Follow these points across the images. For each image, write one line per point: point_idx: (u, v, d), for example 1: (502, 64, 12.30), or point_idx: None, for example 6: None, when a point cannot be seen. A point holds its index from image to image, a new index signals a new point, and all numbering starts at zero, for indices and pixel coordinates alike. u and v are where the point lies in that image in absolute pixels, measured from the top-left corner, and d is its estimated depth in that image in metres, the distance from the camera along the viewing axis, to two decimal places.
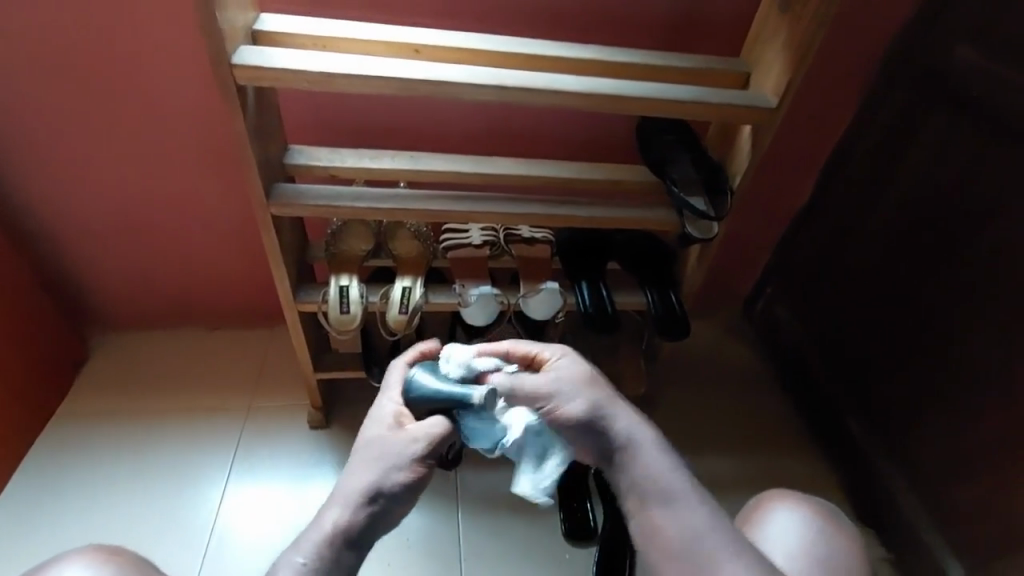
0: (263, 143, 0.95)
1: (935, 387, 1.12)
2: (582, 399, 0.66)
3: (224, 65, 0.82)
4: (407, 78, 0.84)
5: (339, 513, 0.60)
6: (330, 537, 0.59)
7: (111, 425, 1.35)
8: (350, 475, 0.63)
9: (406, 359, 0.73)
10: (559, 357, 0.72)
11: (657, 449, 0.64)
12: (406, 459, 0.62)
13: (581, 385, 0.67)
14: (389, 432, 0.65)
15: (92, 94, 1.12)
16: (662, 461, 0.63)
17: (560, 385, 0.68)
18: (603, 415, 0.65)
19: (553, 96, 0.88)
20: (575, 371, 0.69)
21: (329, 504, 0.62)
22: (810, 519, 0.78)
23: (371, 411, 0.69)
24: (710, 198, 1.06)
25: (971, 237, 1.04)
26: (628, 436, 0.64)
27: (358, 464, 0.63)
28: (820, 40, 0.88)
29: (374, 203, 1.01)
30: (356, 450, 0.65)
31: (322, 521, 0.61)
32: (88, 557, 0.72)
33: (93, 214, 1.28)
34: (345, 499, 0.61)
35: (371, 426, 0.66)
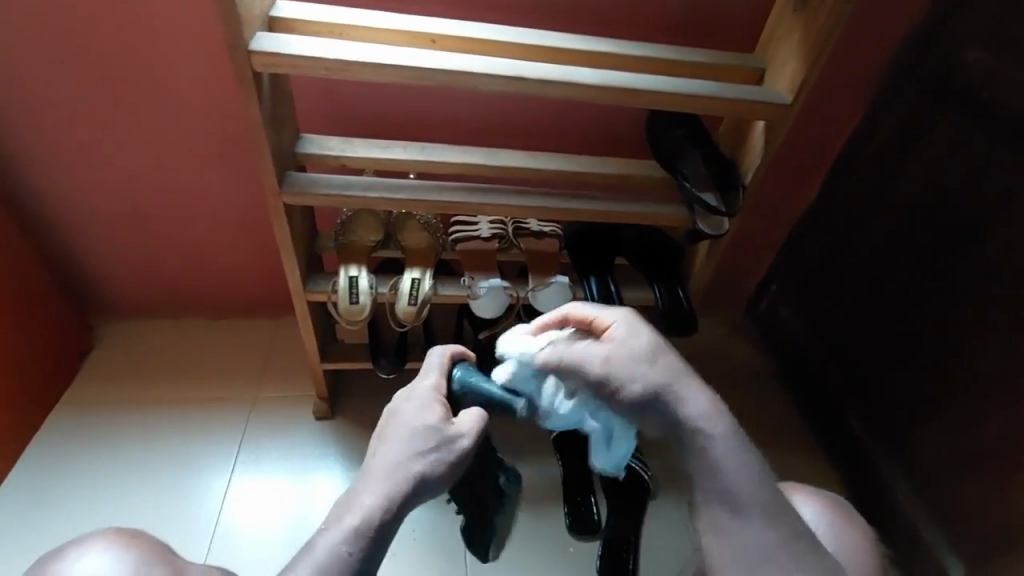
0: (276, 131, 0.95)
1: (939, 387, 1.12)
2: (651, 378, 0.61)
3: (240, 51, 0.82)
4: (424, 68, 0.84)
5: (377, 502, 0.59)
6: (365, 524, 0.58)
7: (115, 413, 1.34)
8: (386, 459, 0.61)
9: (446, 352, 0.72)
10: (620, 322, 0.65)
11: (725, 421, 0.61)
12: (448, 453, 0.61)
13: (648, 358, 0.62)
14: (432, 420, 0.63)
15: (102, 79, 1.12)
16: (729, 447, 0.60)
17: (622, 353, 0.62)
18: (667, 394, 0.60)
19: (569, 89, 0.88)
20: (643, 344, 0.62)
21: (364, 486, 0.61)
22: (819, 512, 0.79)
23: (406, 393, 0.67)
24: (721, 195, 1.06)
25: (979, 237, 1.05)
26: (693, 411, 0.60)
27: (397, 448, 0.61)
28: (836, 37, 0.88)
29: (386, 193, 1.01)
30: (391, 432, 0.63)
31: (357, 505, 0.59)
32: (108, 540, 0.71)
33: (101, 201, 1.28)
34: (381, 485, 0.60)
35: (410, 408, 0.64)
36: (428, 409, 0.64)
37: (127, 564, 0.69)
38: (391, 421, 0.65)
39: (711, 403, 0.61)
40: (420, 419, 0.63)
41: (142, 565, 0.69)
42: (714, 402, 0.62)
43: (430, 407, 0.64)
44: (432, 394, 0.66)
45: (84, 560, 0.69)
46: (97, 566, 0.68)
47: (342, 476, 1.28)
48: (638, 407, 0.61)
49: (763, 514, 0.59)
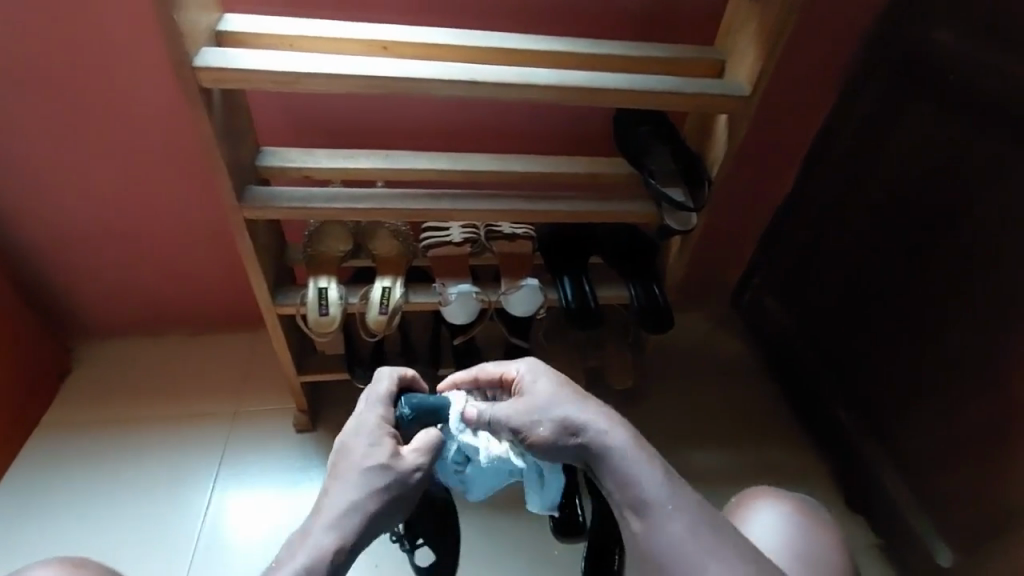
0: (232, 145, 0.94)
1: (922, 376, 1.12)
2: (554, 419, 0.68)
3: (187, 67, 0.81)
4: (374, 76, 0.83)
5: (331, 539, 0.61)
6: (318, 561, 0.59)
7: (95, 434, 1.34)
8: (338, 495, 0.63)
9: (393, 375, 0.73)
10: (526, 376, 0.73)
11: (626, 441, 0.66)
12: (401, 483, 0.64)
13: (551, 400, 0.70)
14: (383, 454, 0.65)
15: (61, 100, 1.10)
16: (638, 464, 0.65)
17: (527, 403, 0.70)
18: (568, 430, 0.67)
19: (523, 90, 0.87)
20: (545, 392, 0.71)
21: (317, 522, 0.62)
22: (791, 516, 0.78)
23: (354, 424, 0.68)
24: (688, 189, 1.05)
25: (953, 223, 1.04)
26: (593, 436, 0.66)
27: (348, 485, 0.63)
28: (791, 25, 0.87)
29: (348, 203, 1.00)
30: (342, 470, 0.64)
31: (310, 544, 0.60)
32: (48, 573, 0.70)
33: (69, 222, 1.27)
34: (336, 522, 0.61)
35: (359, 443, 0.66)
36: (377, 443, 0.66)
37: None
38: (342, 455, 0.66)
39: (610, 427, 0.67)
40: (371, 453, 0.65)
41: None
42: (615, 423, 0.68)
43: (380, 440, 0.66)
44: (381, 426, 0.68)
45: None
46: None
47: None
48: (548, 444, 0.68)
49: (686, 521, 0.62)
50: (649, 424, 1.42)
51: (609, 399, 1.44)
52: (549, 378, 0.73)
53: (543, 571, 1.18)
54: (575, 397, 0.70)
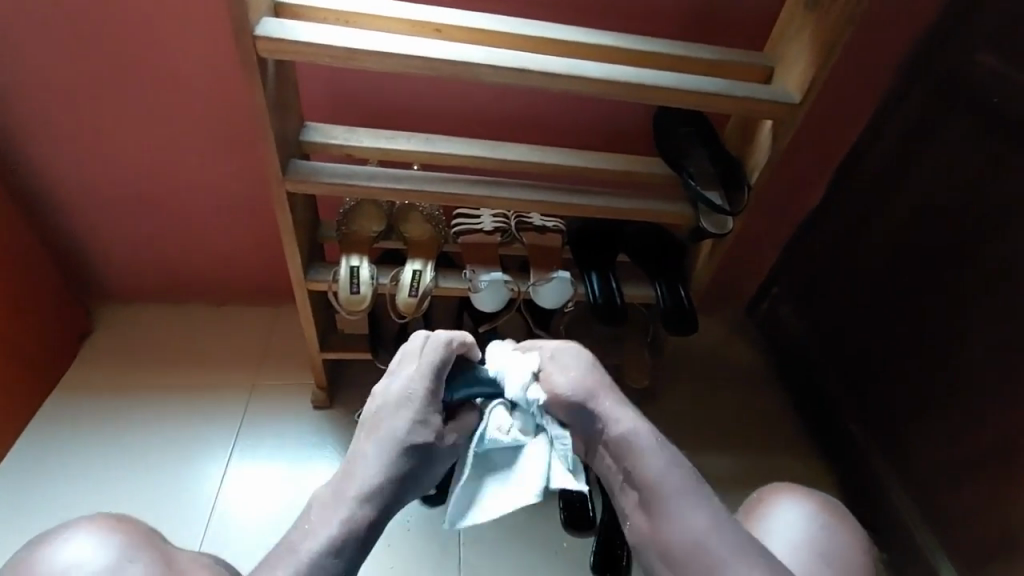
0: (280, 117, 0.94)
1: (936, 393, 1.12)
2: (585, 397, 0.74)
3: (245, 36, 0.81)
4: (429, 57, 0.83)
5: (368, 505, 0.67)
6: (356, 521, 0.66)
7: (114, 395, 1.35)
8: (379, 463, 0.69)
9: (447, 345, 0.74)
10: (559, 355, 0.77)
11: (648, 433, 0.72)
12: (436, 457, 0.72)
13: (583, 380, 0.75)
14: (423, 428, 0.70)
15: (108, 62, 1.11)
16: (650, 453, 0.71)
17: (556, 375, 0.76)
18: (591, 408, 0.74)
19: (574, 82, 0.87)
20: (580, 361, 0.77)
21: (354, 482, 0.68)
22: (814, 516, 0.78)
23: (399, 391, 0.72)
24: (725, 193, 1.05)
25: (982, 244, 1.04)
26: (617, 419, 0.73)
27: (386, 453, 0.69)
28: (847, 36, 0.87)
29: (388, 183, 1.00)
30: (386, 438, 0.70)
31: (347, 505, 0.67)
32: (96, 524, 0.71)
33: (104, 185, 1.28)
34: (372, 489, 0.68)
35: (401, 413, 0.71)
36: (421, 419, 0.71)
37: (115, 549, 0.69)
38: (381, 420, 0.71)
39: (636, 418, 0.74)
40: (414, 426, 0.70)
41: (130, 548, 0.69)
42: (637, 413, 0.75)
43: (426, 418, 0.71)
44: (426, 399, 0.72)
45: (70, 545, 0.69)
46: (84, 551, 0.68)
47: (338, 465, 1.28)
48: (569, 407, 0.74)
49: (692, 507, 0.68)
50: (662, 425, 1.42)
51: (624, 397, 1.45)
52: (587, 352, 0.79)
53: (552, 561, 1.19)
54: (602, 383, 0.76)
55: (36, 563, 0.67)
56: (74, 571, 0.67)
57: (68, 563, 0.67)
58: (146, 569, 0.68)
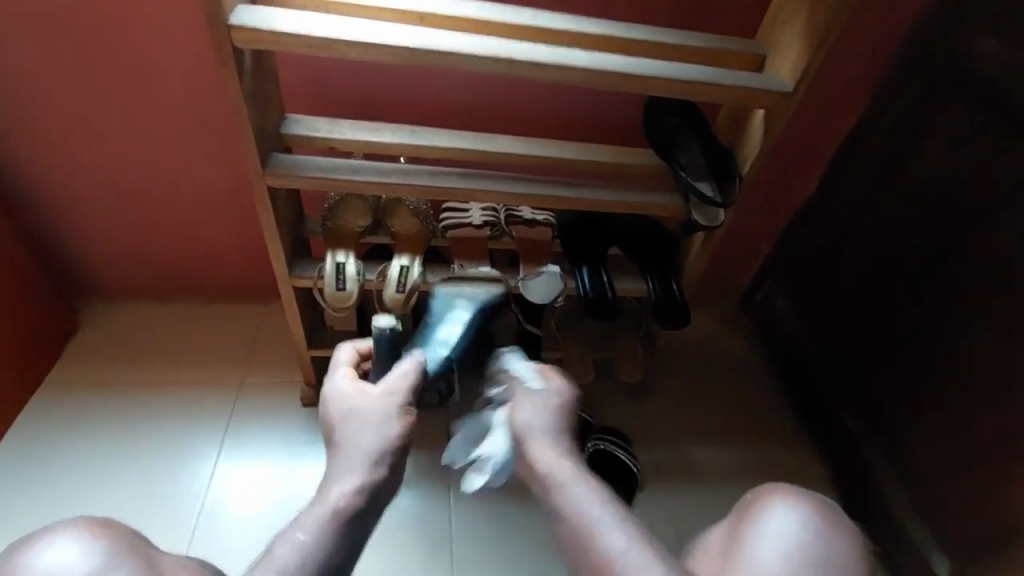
0: (259, 109, 0.92)
1: (932, 384, 1.11)
2: (515, 401, 0.80)
3: (220, 25, 0.78)
4: (411, 46, 0.81)
5: (342, 487, 0.67)
6: (335, 510, 0.66)
7: (99, 396, 1.33)
8: (340, 452, 0.71)
9: (351, 345, 0.84)
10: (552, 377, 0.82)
11: (568, 473, 0.72)
12: (389, 418, 0.73)
13: (531, 416, 0.78)
14: (362, 399, 0.74)
15: (83, 54, 1.08)
16: (579, 499, 0.69)
17: (520, 402, 0.80)
18: (524, 448, 0.75)
19: (561, 71, 0.85)
20: (528, 411, 0.78)
21: (329, 484, 0.68)
22: (817, 529, 0.76)
23: (336, 386, 0.77)
24: (717, 184, 1.03)
25: (976, 234, 1.03)
26: (542, 460, 0.73)
27: (341, 441, 0.72)
28: (841, 21, 0.85)
29: (372, 177, 0.98)
30: (337, 428, 0.73)
31: (322, 498, 0.67)
32: (78, 529, 0.69)
33: (82, 180, 1.25)
34: (341, 474, 0.69)
35: (344, 402, 0.74)
36: (360, 393, 0.75)
37: (98, 555, 0.67)
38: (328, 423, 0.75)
39: (561, 454, 0.74)
40: (358, 405, 0.74)
41: (113, 557, 0.67)
42: (568, 456, 0.74)
43: (364, 393, 0.75)
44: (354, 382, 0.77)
45: (52, 549, 0.67)
46: (67, 556, 0.66)
47: None
48: (513, 437, 0.77)
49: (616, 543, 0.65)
50: (655, 418, 1.42)
51: (616, 391, 1.44)
52: (557, 396, 0.80)
53: (544, 557, 1.18)
54: (565, 433, 0.78)
55: (16, 569, 0.65)
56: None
57: (50, 569, 0.65)
58: None
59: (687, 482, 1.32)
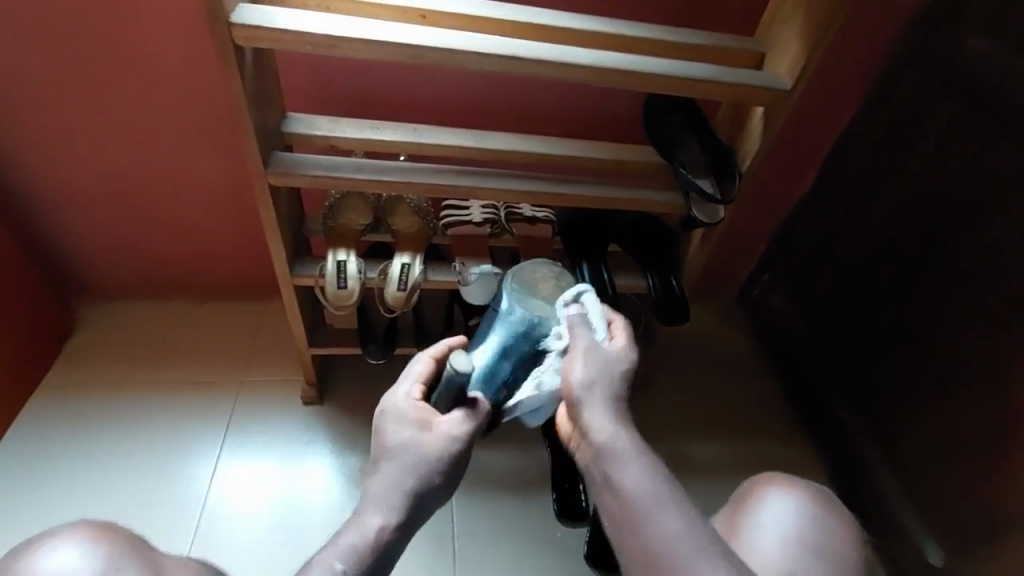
0: (260, 107, 0.91)
1: (928, 378, 1.13)
2: (573, 348, 0.77)
3: (221, 23, 0.78)
4: (413, 45, 0.81)
5: (378, 523, 0.68)
6: (369, 545, 0.67)
7: (98, 397, 1.32)
8: (386, 481, 0.69)
9: (426, 356, 0.76)
10: (579, 357, 0.76)
11: (625, 446, 0.69)
12: (442, 465, 0.70)
13: (599, 372, 0.74)
14: (420, 434, 0.71)
15: (78, 52, 1.07)
16: (642, 468, 0.67)
17: (578, 356, 0.76)
18: (580, 404, 0.72)
19: (562, 69, 0.85)
20: (584, 366, 0.74)
21: (367, 510, 0.69)
22: (815, 518, 0.77)
23: (394, 405, 0.73)
24: (717, 181, 1.04)
25: (970, 229, 1.04)
26: (596, 426, 0.70)
27: (390, 473, 0.70)
28: (839, 19, 0.86)
29: (374, 176, 0.98)
30: (387, 454, 0.71)
31: (360, 526, 0.68)
32: (80, 534, 0.69)
33: (79, 179, 1.24)
34: (383, 507, 0.68)
35: (402, 428, 0.71)
36: (420, 427, 0.71)
37: (99, 561, 0.67)
38: (382, 440, 0.72)
39: (616, 424, 0.70)
40: (412, 439, 0.71)
41: (116, 561, 0.67)
42: (624, 428, 0.71)
43: (421, 426, 0.71)
44: (415, 408, 0.73)
45: (54, 555, 0.67)
46: (69, 561, 0.66)
47: (329, 462, 1.27)
48: (567, 388, 0.74)
49: (671, 525, 0.63)
50: (655, 413, 1.43)
51: None
52: (621, 355, 0.77)
53: (546, 553, 1.19)
54: (621, 399, 0.74)
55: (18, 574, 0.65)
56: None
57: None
58: None
59: (687, 476, 1.33)
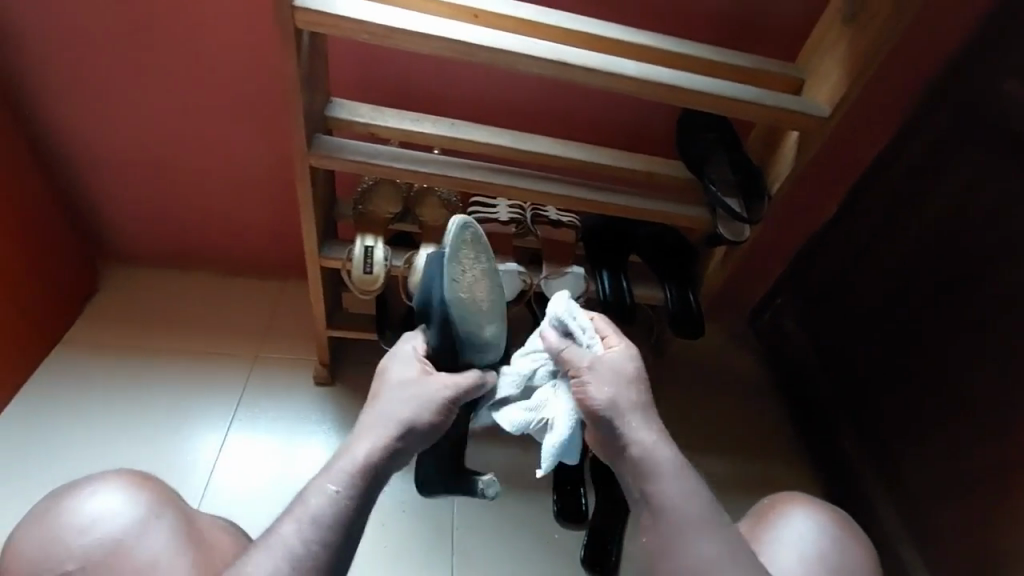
0: (310, 89, 0.93)
1: (936, 414, 1.14)
2: (588, 373, 0.75)
3: (285, 5, 0.80)
4: (467, 43, 0.83)
5: (368, 447, 0.69)
6: (358, 466, 0.68)
7: (116, 358, 1.34)
8: (379, 412, 0.72)
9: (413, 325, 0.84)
10: (591, 383, 0.74)
11: (662, 460, 0.70)
12: (435, 400, 0.73)
13: (619, 389, 0.74)
14: (421, 376, 0.75)
15: (135, 20, 1.10)
16: (678, 485, 0.69)
17: (592, 377, 0.75)
18: (611, 424, 0.72)
19: (609, 79, 0.87)
20: (599, 391, 0.73)
21: (356, 438, 0.71)
22: (833, 538, 0.79)
23: (398, 353, 0.79)
24: (745, 202, 1.05)
25: (989, 271, 1.06)
26: (632, 441, 0.71)
27: (389, 403, 0.72)
28: (882, 55, 0.88)
29: (411, 167, 1.00)
30: (382, 389, 0.75)
31: (350, 450, 0.69)
32: (123, 480, 0.79)
33: (120, 143, 1.26)
34: (375, 430, 0.70)
35: (400, 368, 0.76)
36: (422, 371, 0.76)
37: (141, 503, 0.77)
38: (383, 379, 0.76)
39: (650, 435, 0.71)
40: (410, 377, 0.75)
41: (156, 505, 0.77)
42: (660, 437, 0.72)
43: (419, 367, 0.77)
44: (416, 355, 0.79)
45: (99, 497, 0.77)
46: (111, 503, 0.76)
47: (335, 443, 1.29)
48: (591, 412, 0.73)
49: (704, 543, 0.66)
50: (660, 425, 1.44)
51: None
52: (631, 369, 0.76)
53: (542, 552, 1.20)
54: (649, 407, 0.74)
55: (66, 512, 0.75)
56: (102, 522, 0.75)
57: (96, 514, 0.75)
58: (171, 523, 0.76)
59: None
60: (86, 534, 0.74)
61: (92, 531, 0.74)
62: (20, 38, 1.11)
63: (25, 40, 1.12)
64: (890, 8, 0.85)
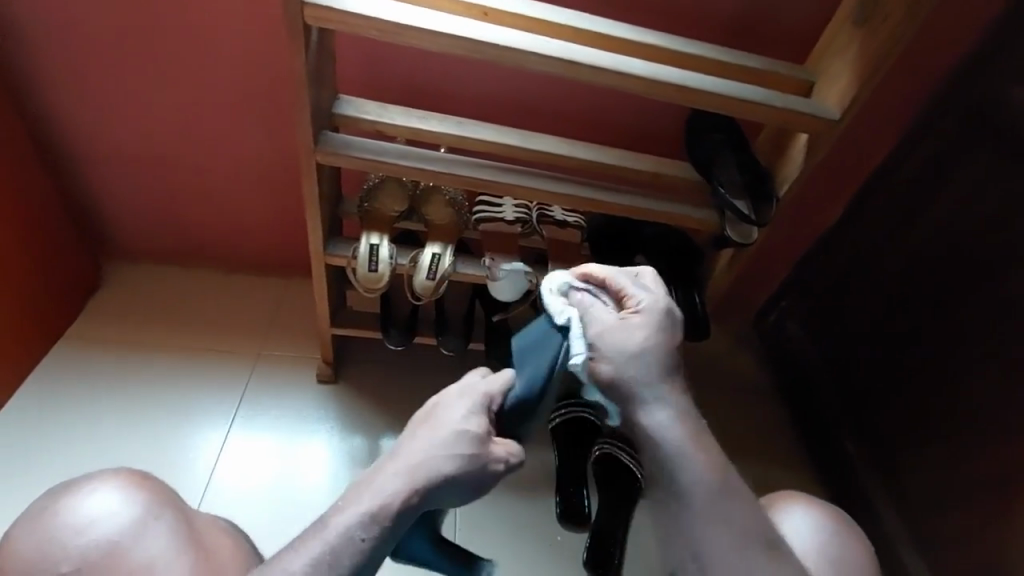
0: (317, 86, 0.93)
1: (943, 420, 1.13)
2: None
3: (294, 1, 0.80)
4: (476, 41, 0.82)
5: (399, 494, 0.60)
6: (383, 512, 0.59)
7: (118, 354, 1.34)
8: (419, 453, 0.61)
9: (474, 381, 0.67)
10: None
11: (670, 498, 0.63)
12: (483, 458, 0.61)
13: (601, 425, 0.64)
14: (473, 420, 0.63)
15: (142, 15, 1.10)
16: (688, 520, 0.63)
17: None
18: None
19: (618, 78, 0.86)
20: None
21: (388, 473, 0.61)
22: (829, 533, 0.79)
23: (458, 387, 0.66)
24: (753, 204, 1.04)
25: (997, 276, 1.05)
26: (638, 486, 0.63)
27: (434, 446, 0.61)
28: (894, 56, 0.88)
29: (418, 165, 0.99)
30: (431, 423, 0.63)
31: (381, 488, 0.60)
32: (120, 480, 0.79)
33: (126, 138, 1.26)
34: (410, 473, 0.60)
35: (452, 406, 0.64)
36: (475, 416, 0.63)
37: (137, 504, 0.77)
38: (436, 411, 0.64)
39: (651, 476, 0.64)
40: (460, 422, 0.63)
41: (153, 506, 0.77)
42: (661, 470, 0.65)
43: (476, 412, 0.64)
44: (481, 397, 0.65)
45: (96, 497, 0.76)
46: (107, 503, 0.76)
47: (336, 442, 1.28)
48: None
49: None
50: None
51: None
52: (616, 386, 0.66)
53: (544, 554, 1.19)
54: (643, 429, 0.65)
55: (63, 511, 0.75)
56: (98, 523, 0.74)
57: (93, 515, 0.75)
58: (168, 525, 0.76)
59: None
60: (81, 535, 0.73)
61: (88, 532, 0.73)
62: (28, 32, 1.11)
63: (33, 33, 1.12)
64: (903, 9, 0.85)
